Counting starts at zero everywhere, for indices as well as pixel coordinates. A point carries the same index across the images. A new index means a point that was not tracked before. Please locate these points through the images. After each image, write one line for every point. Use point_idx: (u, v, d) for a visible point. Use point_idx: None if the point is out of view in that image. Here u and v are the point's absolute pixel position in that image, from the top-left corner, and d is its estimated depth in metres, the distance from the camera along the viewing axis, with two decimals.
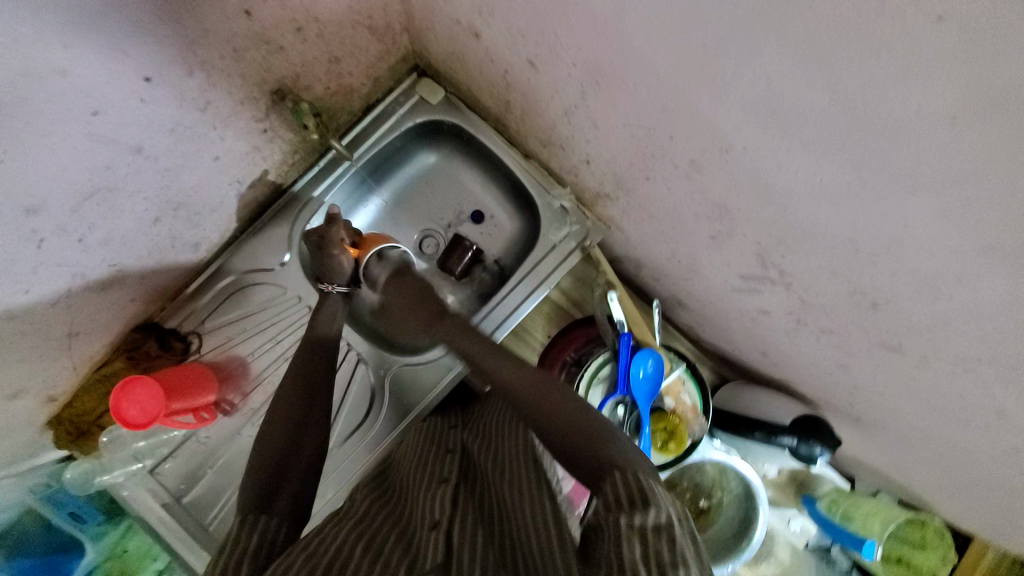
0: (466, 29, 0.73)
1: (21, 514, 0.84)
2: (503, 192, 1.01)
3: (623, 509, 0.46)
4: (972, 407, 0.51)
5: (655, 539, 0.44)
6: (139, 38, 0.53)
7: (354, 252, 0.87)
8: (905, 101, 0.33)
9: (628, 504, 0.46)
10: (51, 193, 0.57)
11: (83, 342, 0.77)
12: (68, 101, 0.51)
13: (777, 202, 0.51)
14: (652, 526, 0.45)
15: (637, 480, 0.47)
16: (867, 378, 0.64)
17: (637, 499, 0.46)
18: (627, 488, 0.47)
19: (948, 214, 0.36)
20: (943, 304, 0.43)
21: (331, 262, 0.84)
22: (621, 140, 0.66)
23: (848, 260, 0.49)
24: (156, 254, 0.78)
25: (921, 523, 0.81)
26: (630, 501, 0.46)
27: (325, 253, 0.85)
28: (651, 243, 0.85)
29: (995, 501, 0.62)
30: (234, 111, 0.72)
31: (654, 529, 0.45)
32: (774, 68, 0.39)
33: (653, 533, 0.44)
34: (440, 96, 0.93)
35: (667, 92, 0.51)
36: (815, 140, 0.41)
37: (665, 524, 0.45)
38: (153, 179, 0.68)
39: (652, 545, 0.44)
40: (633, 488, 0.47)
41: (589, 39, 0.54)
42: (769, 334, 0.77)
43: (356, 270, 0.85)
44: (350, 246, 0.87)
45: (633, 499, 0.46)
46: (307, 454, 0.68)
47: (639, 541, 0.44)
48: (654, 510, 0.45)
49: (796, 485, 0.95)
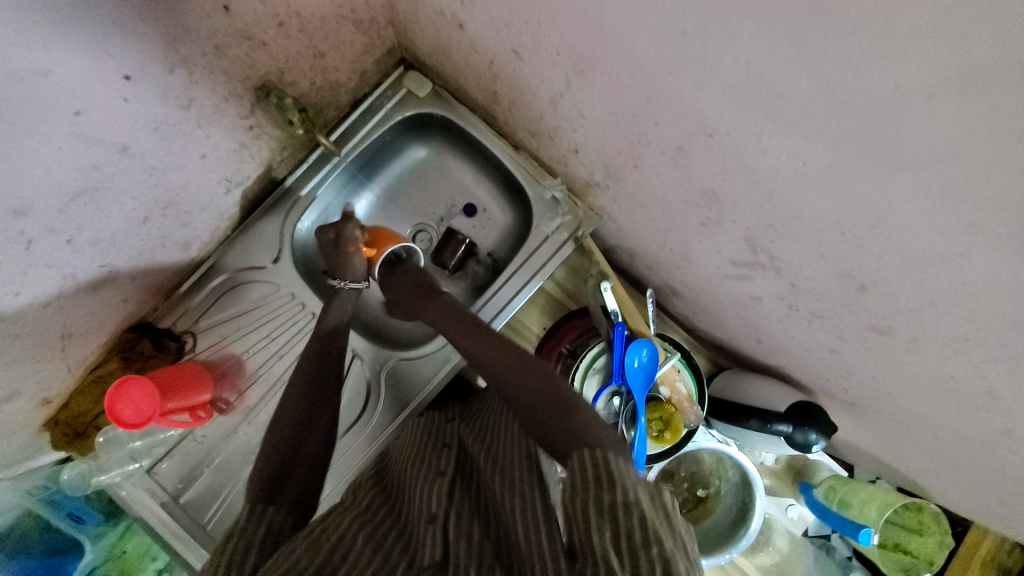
0: (450, 20, 0.73)
1: (19, 517, 0.81)
2: (494, 185, 1.01)
3: (592, 491, 0.48)
4: (963, 388, 0.51)
5: (627, 517, 0.45)
6: (117, 36, 0.53)
7: (367, 252, 0.87)
8: (883, 77, 0.32)
9: (596, 486, 0.48)
10: (36, 194, 0.56)
11: (76, 344, 0.77)
12: (49, 101, 0.51)
13: (763, 187, 0.51)
14: (620, 506, 0.46)
15: (606, 466, 0.50)
16: (859, 363, 0.64)
17: (605, 481, 0.48)
18: (596, 473, 0.49)
19: (931, 192, 0.36)
20: (931, 284, 0.43)
21: (349, 261, 0.84)
22: (608, 128, 0.66)
23: (835, 243, 0.49)
24: (147, 253, 0.78)
25: (917, 508, 0.81)
26: (600, 484, 0.48)
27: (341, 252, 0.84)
28: (642, 233, 0.84)
29: (989, 483, 0.62)
30: (219, 108, 0.72)
31: (623, 508, 0.45)
32: (752, 48, 0.38)
33: (623, 513, 0.45)
34: (428, 90, 0.93)
35: (649, 77, 0.51)
36: (796, 122, 0.41)
37: (634, 503, 0.46)
38: (140, 178, 0.68)
39: (623, 523, 0.44)
40: (603, 471, 0.49)
41: (571, 26, 0.54)
42: (762, 322, 0.76)
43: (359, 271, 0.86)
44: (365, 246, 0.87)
45: (601, 481, 0.48)
46: (310, 447, 0.69)
47: (609, 522, 0.45)
48: (622, 490, 0.47)
49: (794, 473, 0.96)
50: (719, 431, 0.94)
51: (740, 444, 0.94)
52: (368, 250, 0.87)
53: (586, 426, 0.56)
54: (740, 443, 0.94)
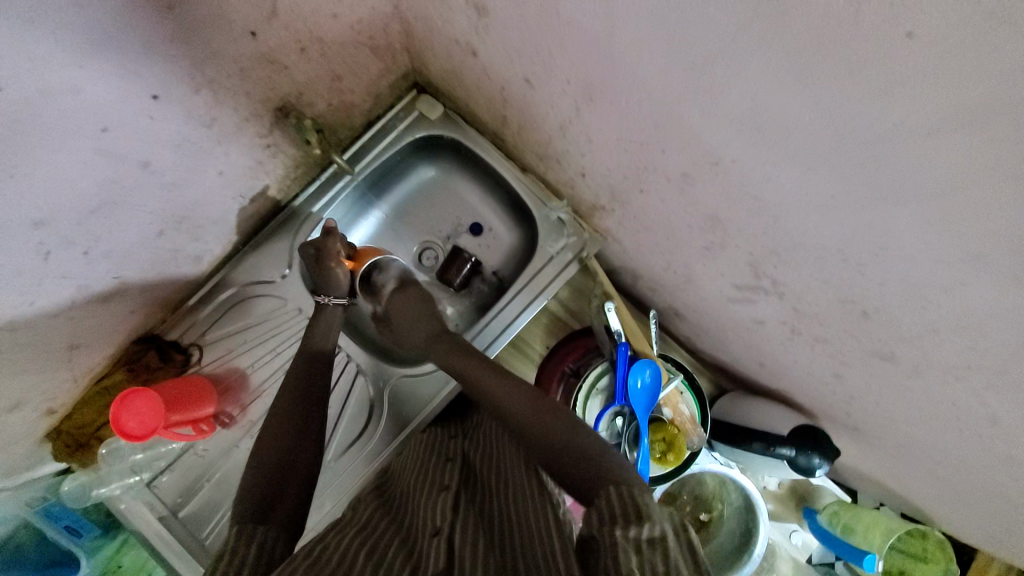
0: (465, 48, 0.75)
1: (16, 528, 0.81)
2: (501, 205, 1.03)
3: (618, 522, 0.47)
4: (965, 414, 0.52)
5: (652, 552, 0.44)
6: (147, 58, 0.55)
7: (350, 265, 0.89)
8: (884, 115, 0.34)
9: (622, 517, 0.47)
10: (58, 207, 0.58)
11: (84, 353, 0.77)
12: (79, 118, 0.53)
13: (767, 213, 0.52)
14: (647, 539, 0.44)
15: (632, 499, 0.49)
16: (862, 387, 0.65)
17: (632, 515, 0.47)
18: (623, 505, 0.48)
19: (931, 223, 0.37)
20: (932, 311, 0.44)
21: (333, 275, 0.86)
22: (616, 154, 0.68)
23: (837, 268, 0.50)
24: (159, 265, 0.79)
25: (921, 535, 0.80)
26: (625, 516, 0.47)
27: (323, 267, 0.86)
28: (647, 255, 0.86)
29: (994, 511, 0.62)
30: (238, 127, 0.74)
31: (649, 542, 0.44)
32: (758, 84, 0.40)
33: (648, 546, 0.44)
34: (439, 112, 0.96)
35: (658, 107, 0.53)
36: (800, 153, 0.43)
37: (660, 538, 0.45)
38: (158, 193, 0.70)
39: (647, 556, 0.43)
40: (627, 504, 0.49)
41: (583, 56, 0.56)
42: (765, 345, 0.77)
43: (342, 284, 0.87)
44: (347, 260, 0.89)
45: (627, 514, 0.47)
46: (300, 464, 0.69)
47: (636, 551, 0.43)
48: (649, 524, 0.46)
49: (797, 498, 0.95)
50: (721, 454, 0.93)
51: (742, 468, 0.93)
52: (351, 264, 0.89)
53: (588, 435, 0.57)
54: (742, 466, 0.93)
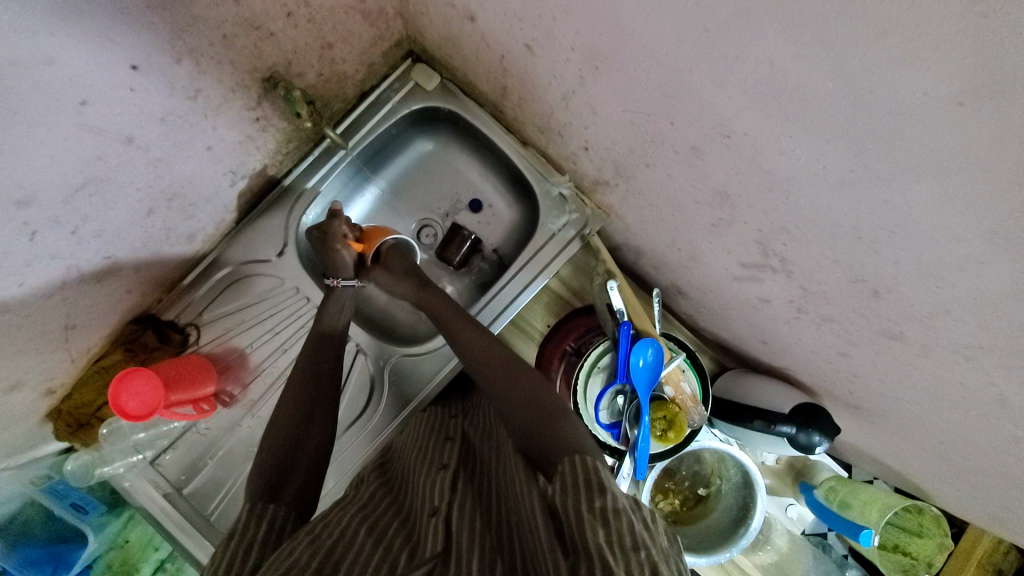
0: (462, 13, 0.71)
1: (21, 506, 0.82)
2: (501, 180, 1.00)
3: (582, 494, 0.47)
4: (972, 395, 0.51)
5: (616, 523, 0.45)
6: (125, 25, 0.52)
7: (359, 247, 0.86)
8: (912, 82, 0.31)
9: (585, 490, 0.47)
10: (41, 185, 0.56)
11: (80, 334, 0.76)
12: (55, 91, 0.50)
13: (779, 189, 0.50)
14: (610, 509, 0.46)
15: (594, 472, 0.49)
16: (867, 367, 0.64)
17: (594, 485, 0.48)
18: (584, 476, 0.49)
19: (954, 200, 0.35)
20: (947, 292, 0.43)
21: (338, 257, 0.83)
22: (620, 127, 0.65)
23: (849, 246, 0.49)
24: (151, 245, 0.78)
25: (917, 510, 0.81)
26: (588, 487, 0.48)
27: (329, 248, 0.84)
28: (650, 232, 0.84)
29: (992, 488, 0.62)
30: (227, 99, 0.71)
31: (613, 513, 0.45)
32: (777, 50, 0.37)
33: (613, 517, 0.45)
34: (436, 83, 0.92)
35: (667, 75, 0.50)
36: (818, 125, 0.40)
37: (623, 508, 0.46)
38: (146, 170, 0.67)
39: (612, 527, 0.45)
40: (591, 475, 0.49)
41: (588, 21, 0.53)
42: (770, 323, 0.76)
43: (348, 265, 0.84)
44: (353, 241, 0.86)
45: (590, 485, 0.48)
46: (312, 440, 0.69)
47: (601, 523, 0.45)
48: (610, 495, 0.47)
49: (794, 473, 0.97)
50: (721, 431, 0.94)
51: (742, 444, 0.94)
52: (358, 246, 0.86)
53: None
54: (742, 443, 0.94)
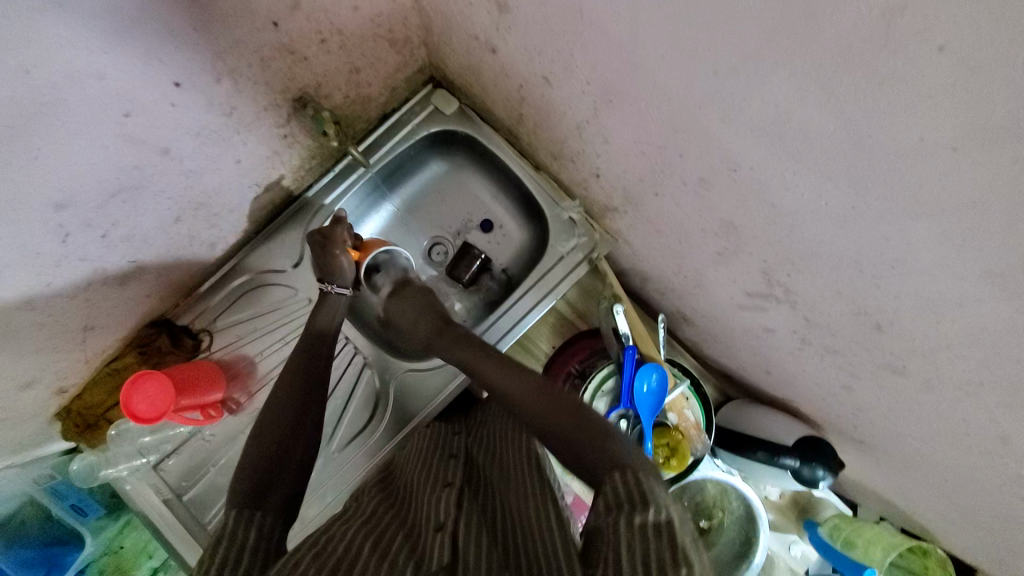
0: (484, 45, 0.75)
1: (21, 505, 0.82)
2: (513, 203, 1.03)
3: (623, 510, 0.47)
4: (975, 432, 0.51)
5: (657, 540, 0.44)
6: (172, 45, 0.56)
7: (355, 255, 0.85)
8: (908, 128, 0.33)
9: (628, 506, 0.47)
10: (78, 190, 0.59)
11: (97, 336, 0.78)
12: (102, 103, 0.54)
13: (783, 222, 0.52)
14: (653, 525, 0.45)
15: (638, 485, 0.49)
16: (870, 400, 0.64)
17: (637, 500, 0.48)
18: (629, 493, 0.49)
19: (950, 239, 0.37)
20: (947, 327, 0.44)
21: (338, 263, 0.83)
22: (631, 156, 0.68)
23: (852, 280, 0.50)
24: (174, 251, 0.80)
25: (923, 552, 0.79)
26: (632, 504, 0.47)
27: (330, 254, 0.83)
28: (657, 258, 0.85)
29: (998, 529, 0.62)
30: (258, 117, 0.75)
31: (655, 528, 0.45)
32: (782, 92, 0.40)
33: (654, 534, 0.44)
34: (455, 108, 0.96)
35: (677, 111, 0.53)
36: (820, 163, 0.42)
37: (667, 524, 0.45)
38: (177, 180, 0.71)
39: (653, 544, 0.44)
40: (634, 491, 0.49)
41: (604, 59, 0.56)
42: (774, 353, 0.77)
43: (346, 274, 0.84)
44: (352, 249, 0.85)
45: (633, 500, 0.48)
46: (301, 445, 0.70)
47: (642, 541, 0.44)
48: (653, 509, 0.46)
49: (798, 509, 0.95)
50: (724, 461, 0.93)
51: (745, 476, 0.93)
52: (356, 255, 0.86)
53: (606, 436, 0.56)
54: (745, 474, 0.93)
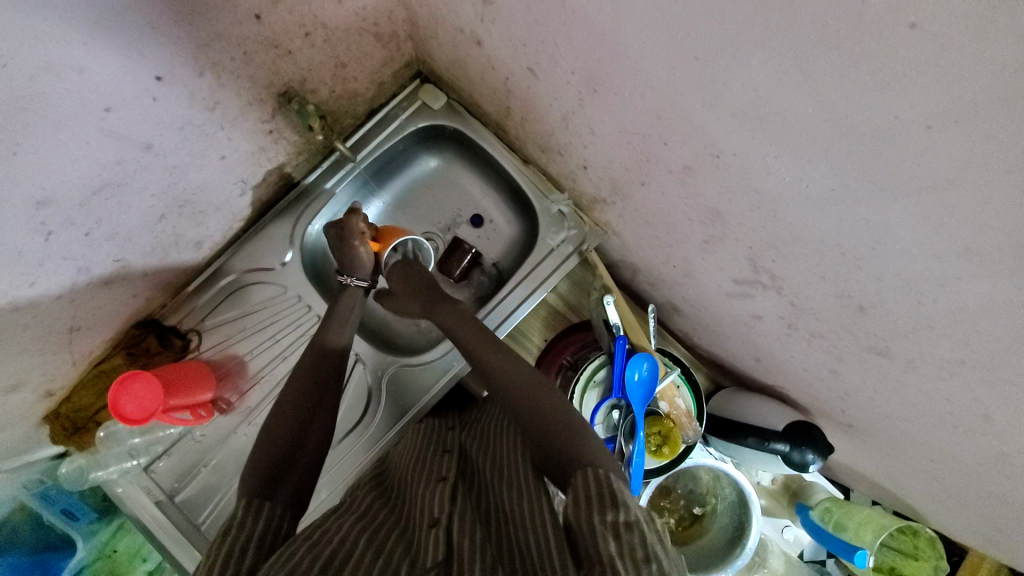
0: (469, 37, 0.75)
1: (11, 512, 0.81)
2: (502, 197, 1.03)
3: (594, 508, 0.50)
4: (958, 410, 0.52)
5: (628, 535, 0.47)
6: (151, 39, 0.55)
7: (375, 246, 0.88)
8: (886, 107, 0.34)
9: (598, 505, 0.50)
10: (60, 186, 0.58)
11: (83, 337, 0.78)
12: (82, 98, 0.53)
13: (767, 207, 0.53)
14: (622, 523, 0.48)
15: (606, 483, 0.52)
16: (856, 383, 0.65)
17: (607, 499, 0.51)
18: (599, 490, 0.52)
19: (929, 217, 0.38)
20: (928, 306, 0.45)
21: (358, 255, 0.85)
22: (618, 146, 0.68)
23: (835, 263, 0.51)
24: (160, 250, 0.80)
25: (913, 532, 0.80)
26: (602, 501, 0.50)
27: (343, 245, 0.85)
28: (646, 249, 0.86)
29: (981, 506, 0.63)
30: (242, 112, 0.74)
31: (625, 526, 0.48)
32: (761, 75, 0.40)
33: (625, 530, 0.48)
34: (442, 103, 0.96)
35: (661, 99, 0.53)
36: (800, 146, 0.43)
37: (635, 521, 0.49)
38: (161, 176, 0.70)
39: (624, 540, 0.47)
40: (604, 492, 0.52)
41: (588, 47, 0.56)
42: (762, 340, 0.78)
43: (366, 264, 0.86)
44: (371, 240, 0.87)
45: (605, 499, 0.51)
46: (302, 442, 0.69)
47: (613, 536, 0.47)
48: (623, 509, 0.49)
49: (790, 494, 0.96)
50: (716, 449, 0.94)
51: (737, 463, 0.94)
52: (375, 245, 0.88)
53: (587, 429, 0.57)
54: (736, 462, 0.94)
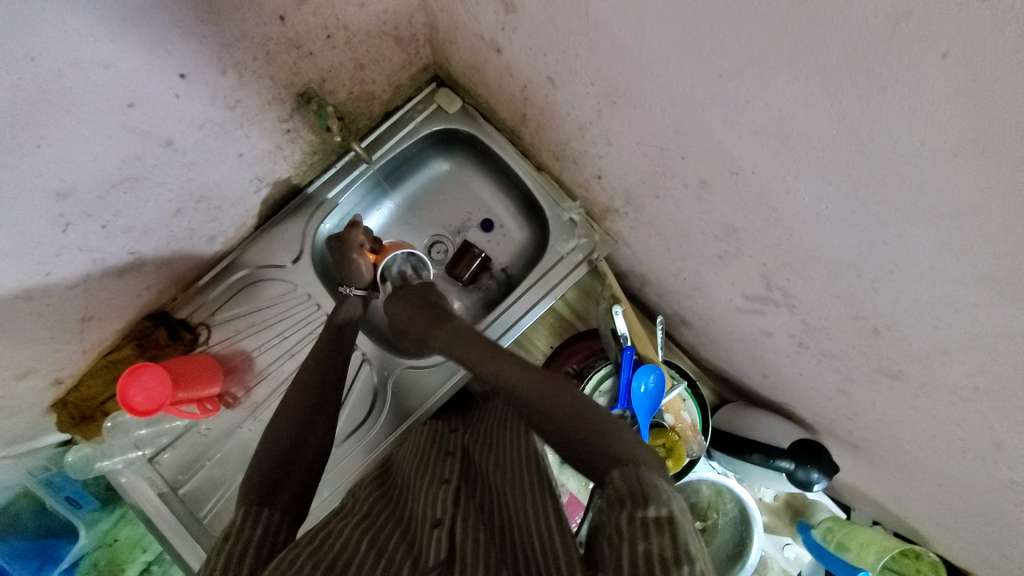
0: (489, 44, 0.75)
1: (16, 497, 0.81)
2: (513, 203, 1.03)
3: (629, 505, 0.48)
4: (969, 437, 0.52)
5: (659, 534, 0.45)
6: (177, 37, 0.56)
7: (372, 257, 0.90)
8: (911, 134, 0.34)
9: (633, 500, 0.48)
10: (81, 178, 0.58)
11: (94, 327, 0.78)
12: (106, 93, 0.54)
13: (783, 226, 0.53)
14: (656, 520, 0.46)
15: (639, 478, 0.51)
16: (866, 405, 0.65)
17: (641, 496, 0.48)
18: (631, 486, 0.50)
19: (949, 245, 0.37)
20: (944, 332, 0.44)
21: (355, 265, 0.86)
22: (634, 158, 0.68)
23: (850, 284, 0.50)
24: (174, 244, 0.80)
25: (915, 555, 0.80)
26: (635, 498, 0.48)
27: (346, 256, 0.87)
28: (657, 260, 0.86)
29: (988, 534, 0.63)
30: (262, 111, 0.75)
31: (656, 524, 0.46)
32: (785, 96, 0.40)
33: (657, 529, 0.45)
34: (458, 107, 0.96)
35: (681, 113, 0.53)
36: (822, 168, 0.43)
37: (668, 519, 0.46)
38: (180, 172, 0.71)
39: (655, 541, 0.45)
40: (639, 487, 0.50)
41: (610, 60, 0.56)
42: (771, 357, 0.77)
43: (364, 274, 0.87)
44: (370, 252, 0.90)
45: (639, 496, 0.48)
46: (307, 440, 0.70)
47: (644, 535, 0.45)
48: (655, 506, 0.47)
49: (792, 512, 0.96)
50: (719, 463, 0.94)
51: (740, 479, 0.94)
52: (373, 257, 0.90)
53: (594, 435, 0.58)
54: (739, 477, 0.94)
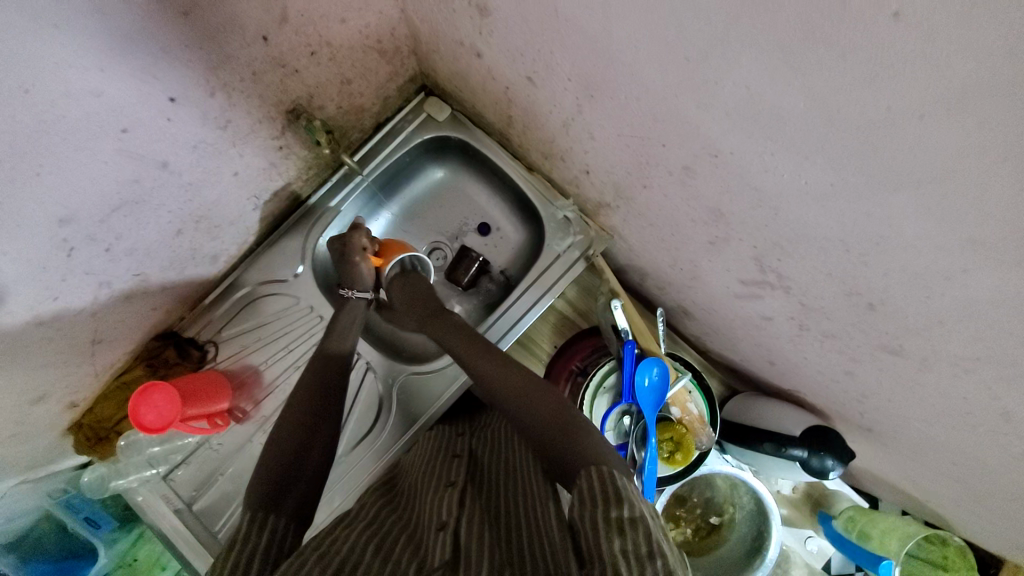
0: (469, 49, 0.77)
1: (38, 520, 0.84)
2: (508, 205, 1.04)
3: (598, 505, 0.49)
4: (978, 410, 0.50)
5: (632, 533, 0.46)
6: (164, 62, 0.58)
7: (376, 261, 0.89)
8: (877, 98, 0.34)
9: (603, 501, 0.49)
10: (81, 204, 0.61)
11: (105, 349, 0.80)
12: (100, 119, 0.56)
13: (768, 205, 0.52)
14: (627, 519, 0.47)
15: (611, 481, 0.52)
16: (873, 385, 0.63)
17: (611, 497, 0.50)
18: (603, 487, 0.51)
19: (931, 210, 0.37)
20: (938, 302, 0.43)
21: (359, 270, 0.87)
22: (618, 150, 0.69)
23: (840, 260, 0.50)
24: (177, 265, 0.83)
25: (941, 541, 0.77)
26: (605, 498, 0.50)
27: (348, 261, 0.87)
28: (652, 252, 0.86)
29: (1011, 513, 0.60)
30: (253, 129, 0.77)
31: (628, 522, 0.47)
32: (751, 74, 0.40)
33: (628, 526, 0.47)
34: (447, 114, 0.98)
35: (656, 101, 0.53)
36: (797, 142, 0.42)
37: (639, 517, 0.48)
38: (178, 193, 0.73)
39: (628, 537, 0.46)
40: (608, 488, 0.51)
41: (583, 54, 0.57)
42: (774, 342, 0.76)
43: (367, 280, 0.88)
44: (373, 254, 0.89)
45: (607, 497, 0.50)
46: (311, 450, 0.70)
47: (615, 533, 0.46)
48: (627, 506, 0.48)
49: (812, 502, 0.92)
50: (733, 456, 0.92)
51: (755, 471, 0.92)
52: (375, 259, 0.89)
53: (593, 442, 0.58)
54: (755, 470, 0.92)
